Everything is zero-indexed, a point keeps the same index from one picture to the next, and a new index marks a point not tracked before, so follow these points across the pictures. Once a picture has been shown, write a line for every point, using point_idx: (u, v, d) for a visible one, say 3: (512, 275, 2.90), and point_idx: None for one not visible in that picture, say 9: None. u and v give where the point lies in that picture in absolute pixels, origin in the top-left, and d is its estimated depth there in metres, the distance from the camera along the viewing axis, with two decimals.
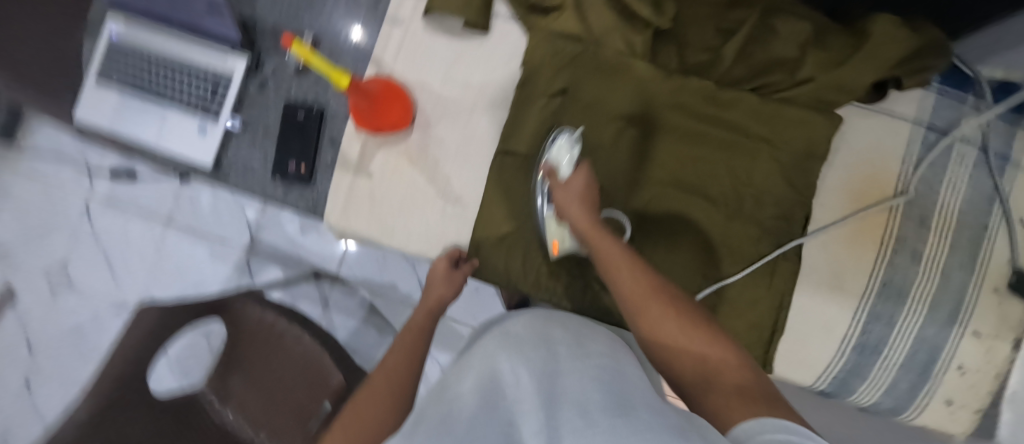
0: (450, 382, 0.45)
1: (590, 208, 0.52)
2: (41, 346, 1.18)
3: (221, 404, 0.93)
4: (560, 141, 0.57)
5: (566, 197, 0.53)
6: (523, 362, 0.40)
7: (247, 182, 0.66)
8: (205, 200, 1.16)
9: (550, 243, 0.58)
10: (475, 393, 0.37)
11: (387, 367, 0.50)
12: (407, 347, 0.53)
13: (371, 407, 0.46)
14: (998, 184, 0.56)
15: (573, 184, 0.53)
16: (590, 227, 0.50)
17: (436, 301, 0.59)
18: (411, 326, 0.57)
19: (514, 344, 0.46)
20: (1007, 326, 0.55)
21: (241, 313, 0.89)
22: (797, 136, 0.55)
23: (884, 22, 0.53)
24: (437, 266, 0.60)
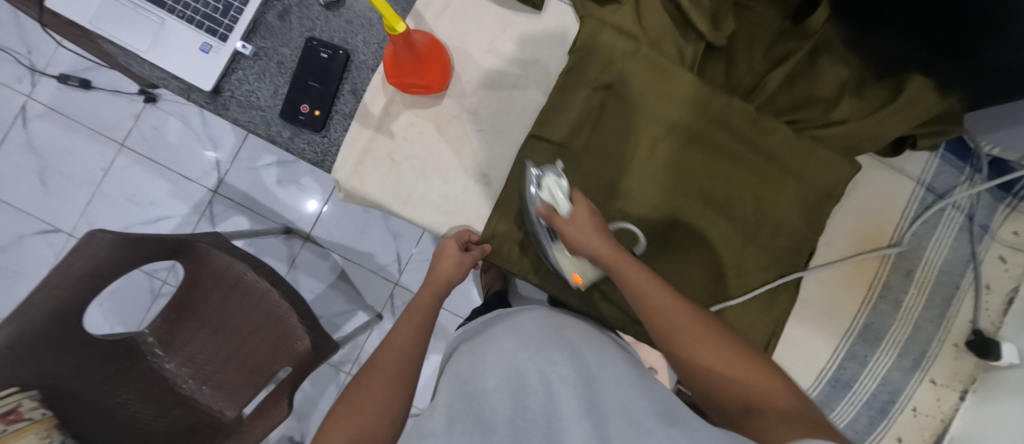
0: (466, 370, 0.45)
1: (608, 237, 0.48)
2: None
3: (162, 350, 0.85)
4: (546, 184, 0.50)
5: (580, 235, 0.48)
6: (550, 365, 0.41)
7: (248, 118, 0.59)
8: (171, 127, 1.11)
9: (571, 276, 0.56)
10: (505, 392, 0.38)
11: (392, 346, 0.47)
12: (413, 326, 0.50)
13: (378, 392, 0.43)
14: (975, 251, 0.62)
15: (581, 218, 0.49)
16: (615, 260, 0.47)
17: (445, 280, 0.54)
18: (417, 305, 0.52)
19: (533, 340, 0.46)
20: (957, 378, 0.62)
21: (206, 257, 0.81)
22: (822, 175, 0.58)
23: (919, 80, 0.56)
24: (448, 247, 0.56)
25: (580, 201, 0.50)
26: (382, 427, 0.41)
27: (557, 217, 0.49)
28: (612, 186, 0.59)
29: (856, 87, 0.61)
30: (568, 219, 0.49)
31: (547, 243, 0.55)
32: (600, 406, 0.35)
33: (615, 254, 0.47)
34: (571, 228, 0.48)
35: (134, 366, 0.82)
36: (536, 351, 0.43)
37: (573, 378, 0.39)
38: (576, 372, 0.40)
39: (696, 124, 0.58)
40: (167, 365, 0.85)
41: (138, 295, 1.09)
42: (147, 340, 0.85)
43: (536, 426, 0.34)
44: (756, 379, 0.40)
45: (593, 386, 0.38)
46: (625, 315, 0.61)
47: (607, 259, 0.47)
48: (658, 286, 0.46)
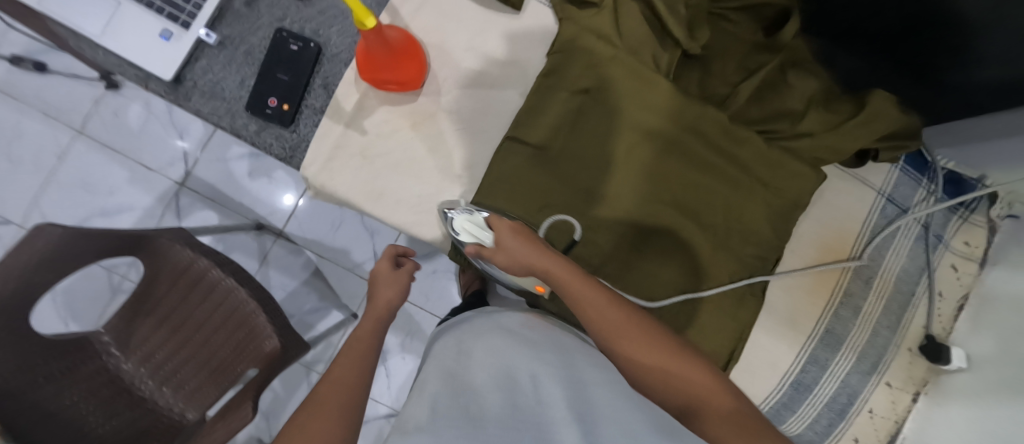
0: (453, 364, 0.46)
1: (538, 248, 0.47)
2: None
3: (119, 350, 0.83)
4: (462, 226, 0.52)
5: (508, 259, 0.48)
6: (540, 366, 0.42)
7: (212, 109, 0.57)
8: (133, 113, 1.05)
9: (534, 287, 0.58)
10: (496, 392, 0.39)
11: (329, 380, 0.44)
12: (356, 355, 0.47)
13: (319, 425, 0.40)
14: (930, 259, 0.64)
15: (506, 244, 0.48)
16: (550, 270, 0.46)
17: (384, 305, 0.54)
18: (357, 334, 0.51)
19: (526, 341, 0.47)
20: (911, 382, 0.65)
21: (166, 252, 0.78)
22: (791, 186, 0.59)
23: (881, 97, 0.58)
24: (380, 268, 0.56)
25: (502, 227, 0.49)
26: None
27: (485, 250, 0.49)
28: (587, 190, 0.59)
29: (823, 100, 0.62)
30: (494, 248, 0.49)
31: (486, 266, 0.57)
32: (591, 415, 0.36)
33: (551, 266, 0.46)
34: (497, 256, 0.48)
35: (86, 365, 0.79)
36: (529, 351, 0.44)
37: (565, 386, 0.39)
38: (570, 381, 0.40)
39: (673, 131, 0.59)
40: (124, 365, 0.82)
41: (95, 293, 1.04)
42: (102, 339, 0.82)
43: (526, 426, 0.35)
44: (695, 377, 0.42)
45: (585, 396, 0.39)
46: None
47: (542, 273, 0.47)
48: (593, 291, 0.45)
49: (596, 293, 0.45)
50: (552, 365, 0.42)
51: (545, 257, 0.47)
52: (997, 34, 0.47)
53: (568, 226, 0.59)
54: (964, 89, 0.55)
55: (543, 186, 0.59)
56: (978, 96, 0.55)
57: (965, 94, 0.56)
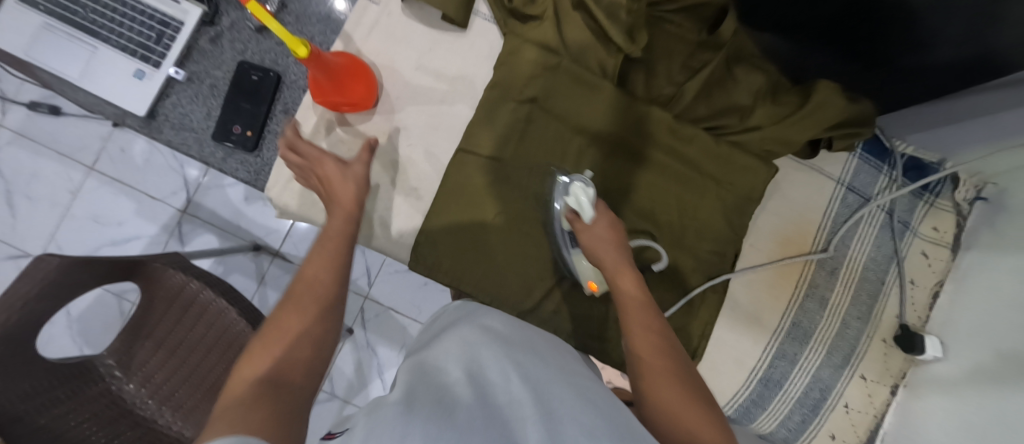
0: (426, 360, 0.43)
1: (620, 246, 0.52)
2: None
3: (120, 373, 0.88)
4: (572, 190, 0.55)
5: (591, 244, 0.52)
6: (512, 364, 0.39)
7: (182, 139, 0.61)
8: (137, 148, 1.13)
9: (584, 281, 0.58)
10: (467, 383, 0.36)
11: (304, 278, 0.44)
12: (328, 255, 0.46)
13: (295, 318, 0.40)
14: (898, 247, 0.63)
15: (597, 227, 0.53)
16: (619, 266, 0.50)
17: (349, 202, 0.51)
18: (326, 232, 0.49)
19: (499, 338, 0.45)
20: (888, 374, 0.63)
21: (159, 276, 0.84)
22: (741, 181, 0.61)
23: (824, 89, 0.58)
24: (327, 166, 0.53)
25: (602, 210, 0.54)
26: (305, 357, 0.38)
27: (579, 222, 0.54)
28: (539, 196, 0.62)
29: (770, 93, 0.63)
30: (587, 224, 0.53)
31: (567, 248, 0.58)
32: (548, 403, 0.34)
33: (617, 268, 0.49)
34: (584, 235, 0.53)
35: (91, 387, 0.84)
36: (503, 346, 0.43)
37: (528, 378, 0.38)
38: (533, 375, 0.38)
39: (619, 134, 0.61)
40: (126, 385, 0.87)
41: (103, 318, 1.10)
42: (106, 362, 0.87)
43: (493, 418, 0.32)
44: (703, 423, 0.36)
45: (547, 386, 0.37)
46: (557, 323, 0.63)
47: (607, 269, 0.50)
48: (641, 308, 0.46)
49: (642, 310, 0.45)
50: (518, 364, 0.39)
51: (617, 257, 0.51)
52: (948, 18, 0.46)
53: (643, 251, 0.60)
54: (927, 74, 0.54)
55: (497, 195, 0.61)
56: (940, 78, 0.54)
57: (928, 79, 0.55)
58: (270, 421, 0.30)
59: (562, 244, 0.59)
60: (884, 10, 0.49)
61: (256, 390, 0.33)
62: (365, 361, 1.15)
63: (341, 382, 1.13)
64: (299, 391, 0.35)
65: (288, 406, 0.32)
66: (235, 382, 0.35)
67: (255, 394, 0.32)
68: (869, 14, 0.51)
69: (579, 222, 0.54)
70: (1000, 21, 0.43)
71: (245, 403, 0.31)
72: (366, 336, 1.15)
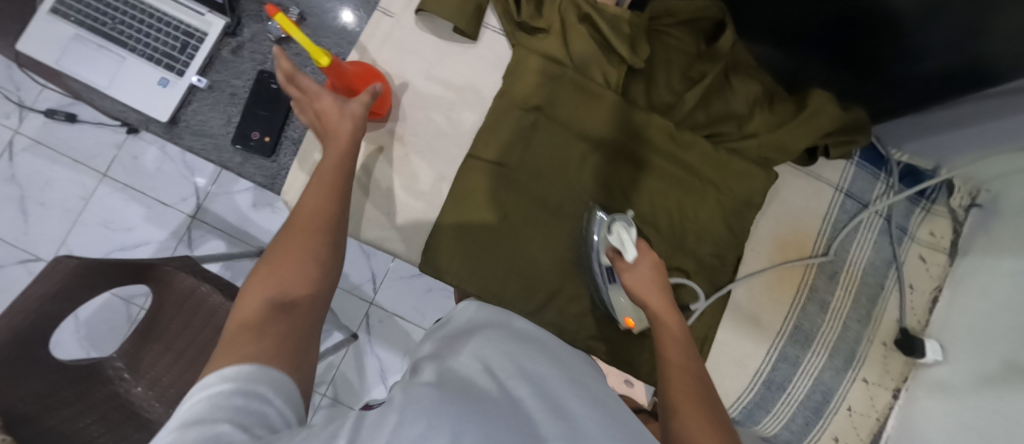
0: (443, 351, 0.43)
1: (663, 288, 0.54)
2: None
3: (130, 376, 0.87)
4: (613, 228, 0.58)
5: (634, 282, 0.55)
6: (530, 365, 0.40)
7: (201, 145, 0.63)
8: (149, 155, 1.16)
9: (623, 318, 0.62)
10: (487, 376, 0.36)
11: (306, 209, 0.48)
12: (326, 187, 0.50)
13: (296, 247, 0.46)
14: (896, 252, 0.64)
15: (641, 268, 0.56)
16: (661, 307, 0.53)
17: (345, 139, 0.52)
18: (323, 167, 0.51)
19: (516, 337, 0.46)
20: (889, 377, 0.64)
21: (169, 280, 0.85)
22: (740, 185, 0.63)
23: (819, 97, 0.61)
24: (323, 102, 0.53)
25: (644, 250, 0.57)
26: (306, 282, 0.44)
27: (621, 262, 0.56)
28: (544, 200, 0.64)
29: (767, 101, 0.66)
30: (630, 264, 0.56)
31: (602, 280, 0.61)
32: (560, 403, 0.35)
33: (661, 308, 0.53)
34: (627, 273, 0.56)
35: (98, 390, 0.83)
36: (518, 339, 0.45)
37: (535, 374, 0.39)
38: (540, 373, 0.39)
39: (621, 141, 0.64)
40: (134, 388, 0.86)
41: (111, 320, 1.12)
42: (114, 364, 0.87)
43: (510, 404, 0.33)
44: None
45: (555, 382, 0.39)
46: (563, 325, 0.64)
47: (650, 309, 0.53)
48: (679, 348, 0.49)
49: (680, 351, 0.49)
50: (530, 362, 0.40)
51: (661, 299, 0.53)
52: (934, 30, 0.49)
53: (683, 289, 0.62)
54: (917, 83, 0.57)
55: (504, 199, 0.63)
56: (928, 86, 0.56)
57: (918, 86, 0.57)
58: (275, 348, 0.38)
59: (599, 277, 0.61)
60: (874, 17, 0.53)
61: (264, 315, 0.41)
62: (368, 367, 1.16)
63: (344, 388, 1.14)
64: (301, 313, 0.43)
65: (290, 328, 0.41)
66: (248, 298, 0.43)
67: (263, 318, 0.41)
68: (860, 22, 0.54)
69: (621, 261, 0.57)
70: (984, 34, 0.46)
71: (253, 328, 0.39)
72: (370, 342, 1.16)
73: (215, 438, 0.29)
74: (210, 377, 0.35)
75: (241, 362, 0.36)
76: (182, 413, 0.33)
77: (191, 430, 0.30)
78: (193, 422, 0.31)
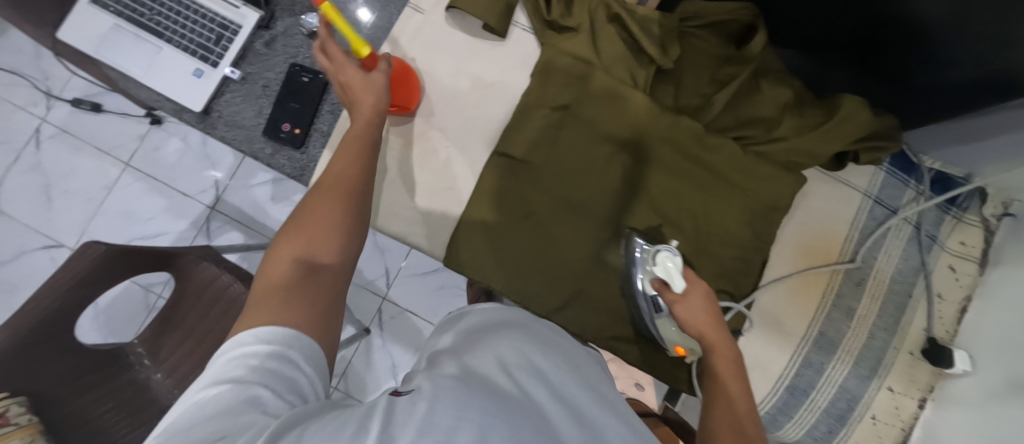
0: (459, 347, 0.41)
1: (716, 320, 0.54)
2: None
3: (150, 362, 0.86)
4: (659, 259, 0.58)
5: (686, 315, 0.55)
6: (548, 369, 0.38)
7: (234, 135, 0.64)
8: (171, 146, 1.17)
9: (673, 347, 0.61)
10: (505, 376, 0.34)
11: (333, 172, 0.49)
12: (352, 153, 0.50)
13: (324, 209, 0.46)
14: (925, 260, 0.64)
15: (691, 299, 0.55)
16: (716, 341, 0.52)
17: (369, 106, 0.52)
18: (349, 135, 0.52)
19: (535, 336, 0.44)
20: (915, 386, 0.63)
21: (190, 270, 0.87)
22: (767, 190, 0.63)
23: (851, 101, 0.60)
24: (348, 74, 0.52)
25: (694, 281, 0.57)
26: (333, 243, 0.46)
27: (670, 293, 0.57)
28: (569, 199, 0.64)
29: (797, 106, 0.65)
30: (680, 296, 0.56)
31: (650, 309, 0.61)
32: (582, 415, 0.35)
33: (716, 342, 0.51)
34: (678, 306, 0.56)
35: (120, 376, 0.83)
36: (530, 327, 0.46)
37: (550, 368, 0.39)
38: (559, 380, 0.38)
39: (647, 142, 0.64)
40: (154, 375, 0.85)
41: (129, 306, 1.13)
42: (136, 350, 0.87)
43: (529, 408, 0.32)
44: None
45: (559, 371, 0.39)
46: (586, 324, 0.65)
47: (703, 340, 0.52)
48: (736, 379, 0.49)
49: (737, 384, 0.48)
50: (549, 366, 0.38)
51: (715, 331, 0.52)
52: (964, 43, 0.49)
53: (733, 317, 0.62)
54: (954, 95, 0.55)
55: (529, 197, 0.64)
56: (971, 97, 0.54)
57: (954, 100, 0.56)
58: (308, 309, 0.40)
59: (646, 308, 0.62)
60: (903, 24, 0.52)
61: (294, 275, 0.43)
62: (378, 363, 1.16)
63: (355, 383, 1.15)
64: (329, 274, 0.44)
65: (320, 291, 0.42)
66: (278, 257, 0.44)
67: (294, 278, 0.42)
68: (888, 26, 0.54)
69: (670, 292, 0.57)
70: (1008, 46, 0.46)
71: (285, 289, 0.41)
72: (382, 338, 1.17)
73: (253, 401, 0.32)
74: (246, 335, 0.38)
75: (273, 324, 0.38)
76: (225, 367, 0.36)
77: (233, 388, 0.33)
78: (234, 381, 0.34)
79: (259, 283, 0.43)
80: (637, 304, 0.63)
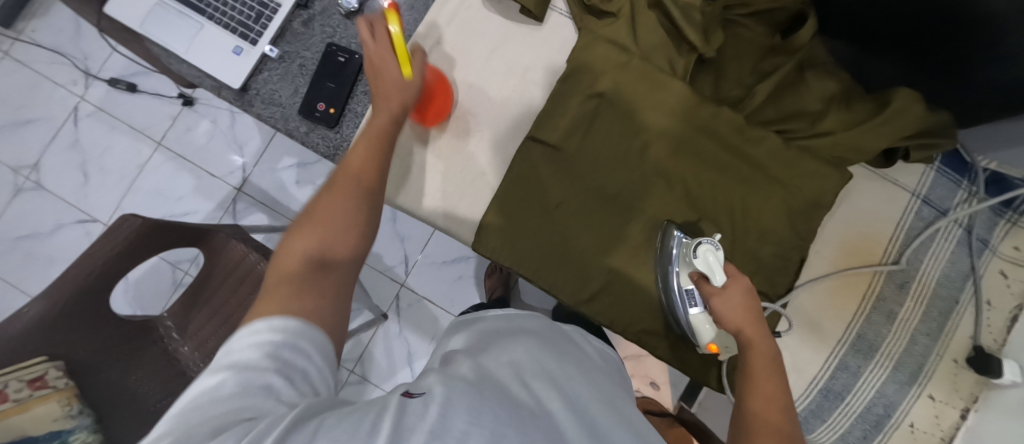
0: (475, 349, 0.44)
1: (756, 319, 0.51)
2: (17, 239, 1.20)
3: (179, 336, 0.87)
4: (699, 250, 0.54)
5: (723, 307, 0.52)
6: (559, 378, 0.40)
7: (270, 113, 0.65)
8: (202, 128, 1.20)
9: (704, 343, 0.60)
10: (519, 384, 0.37)
11: (350, 165, 0.48)
12: (373, 146, 0.50)
13: (340, 204, 0.46)
14: (975, 265, 0.61)
15: (732, 293, 0.52)
16: (754, 339, 0.49)
17: (395, 101, 0.52)
18: (370, 126, 0.51)
19: (547, 344, 0.46)
20: (957, 396, 0.61)
21: (221, 248, 0.87)
22: (810, 186, 0.61)
23: (904, 94, 0.57)
24: (382, 61, 0.52)
25: (737, 276, 0.53)
26: (346, 240, 0.45)
27: (708, 286, 0.54)
28: (603, 188, 0.63)
29: (844, 100, 0.63)
30: (719, 289, 0.53)
31: (683, 303, 0.60)
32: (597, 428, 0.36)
33: (754, 341, 0.49)
34: (715, 298, 0.53)
35: (150, 348, 0.84)
36: (532, 330, 0.48)
37: (561, 375, 0.41)
38: (573, 389, 0.40)
39: (686, 132, 0.62)
40: (182, 348, 0.86)
41: (160, 281, 1.16)
42: (165, 323, 0.88)
43: (541, 417, 0.34)
44: None
45: (568, 375, 0.42)
46: (614, 315, 0.63)
47: (740, 337, 0.50)
48: (773, 376, 0.47)
49: (773, 382, 0.46)
50: (562, 375, 0.41)
51: (754, 330, 0.50)
52: None
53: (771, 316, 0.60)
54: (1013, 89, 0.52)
55: (561, 184, 0.63)
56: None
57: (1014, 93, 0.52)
58: (319, 310, 0.40)
59: (678, 302, 0.60)
60: (962, 17, 0.50)
61: (303, 272, 0.42)
62: (396, 349, 1.17)
63: (372, 367, 1.16)
64: (340, 273, 0.44)
65: (330, 290, 0.42)
66: (289, 250, 0.44)
67: (304, 276, 0.42)
68: (943, 24, 0.52)
69: (707, 285, 0.54)
70: None
71: (296, 284, 0.41)
72: (399, 324, 1.17)
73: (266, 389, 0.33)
74: (258, 323, 0.37)
75: (282, 317, 0.38)
76: (240, 351, 0.36)
77: (248, 375, 0.34)
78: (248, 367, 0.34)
79: (270, 276, 0.43)
80: (668, 297, 0.61)
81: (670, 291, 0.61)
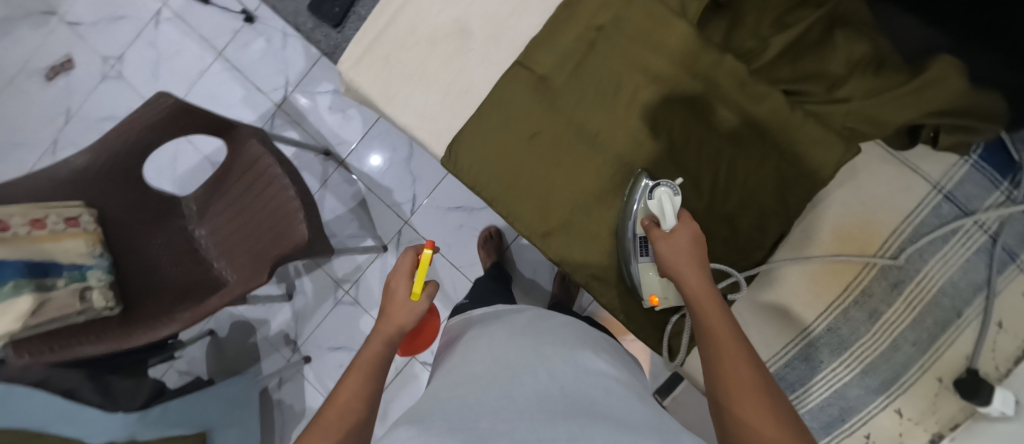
0: (458, 361, 0.54)
1: (704, 269, 0.47)
2: (98, 118, 1.37)
3: (197, 219, 0.98)
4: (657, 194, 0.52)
5: (671, 251, 0.49)
6: (531, 357, 0.49)
7: (284, 6, 0.70)
8: (257, 46, 1.29)
9: (647, 295, 0.58)
10: (494, 368, 0.47)
11: (336, 405, 0.45)
12: (362, 378, 0.48)
13: None
14: (991, 279, 0.56)
15: (677, 237, 0.49)
16: (702, 291, 0.46)
17: (396, 326, 0.53)
18: (361, 357, 0.50)
19: (522, 336, 0.55)
20: (934, 417, 0.57)
21: (243, 142, 0.92)
22: (813, 155, 0.54)
23: (944, 64, 0.50)
24: (397, 282, 0.56)
25: (685, 219, 0.51)
26: None
27: (657, 230, 0.51)
28: (581, 125, 0.60)
29: (875, 65, 0.55)
30: (666, 233, 0.50)
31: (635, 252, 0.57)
32: (584, 405, 0.41)
33: (698, 289, 0.46)
34: (661, 243, 0.50)
35: (169, 223, 0.95)
36: (507, 347, 0.51)
37: (531, 355, 0.49)
38: (552, 370, 0.47)
39: (681, 78, 0.57)
40: (198, 230, 0.97)
41: (193, 173, 1.29)
42: (189, 205, 0.98)
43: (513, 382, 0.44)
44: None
45: (544, 357, 0.49)
46: (566, 256, 0.61)
47: (682, 288, 0.47)
48: (718, 310, 0.44)
49: (718, 313, 0.44)
50: (534, 355, 0.49)
51: (699, 277, 0.47)
52: None
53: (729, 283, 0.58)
54: None
55: (537, 115, 0.61)
56: None
57: None
58: None
59: (632, 250, 0.58)
60: None
61: None
62: None
63: (365, 292, 1.21)
64: None
65: None
66: None
67: None
68: None
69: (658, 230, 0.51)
70: None
71: None
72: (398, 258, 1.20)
73: None
74: None
75: None
76: None
77: None
78: None
79: None
80: (623, 243, 0.59)
81: (625, 241, 0.58)
